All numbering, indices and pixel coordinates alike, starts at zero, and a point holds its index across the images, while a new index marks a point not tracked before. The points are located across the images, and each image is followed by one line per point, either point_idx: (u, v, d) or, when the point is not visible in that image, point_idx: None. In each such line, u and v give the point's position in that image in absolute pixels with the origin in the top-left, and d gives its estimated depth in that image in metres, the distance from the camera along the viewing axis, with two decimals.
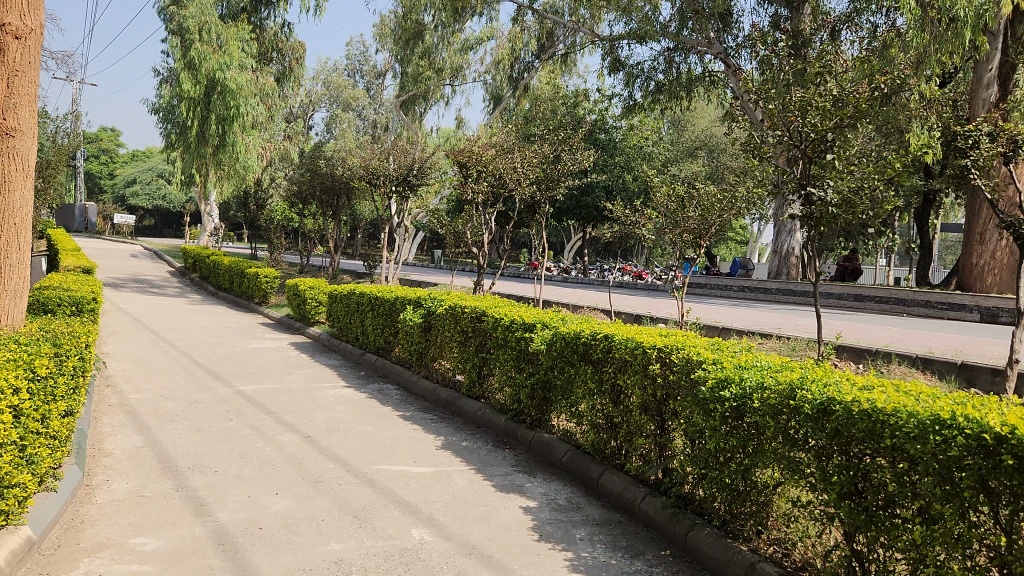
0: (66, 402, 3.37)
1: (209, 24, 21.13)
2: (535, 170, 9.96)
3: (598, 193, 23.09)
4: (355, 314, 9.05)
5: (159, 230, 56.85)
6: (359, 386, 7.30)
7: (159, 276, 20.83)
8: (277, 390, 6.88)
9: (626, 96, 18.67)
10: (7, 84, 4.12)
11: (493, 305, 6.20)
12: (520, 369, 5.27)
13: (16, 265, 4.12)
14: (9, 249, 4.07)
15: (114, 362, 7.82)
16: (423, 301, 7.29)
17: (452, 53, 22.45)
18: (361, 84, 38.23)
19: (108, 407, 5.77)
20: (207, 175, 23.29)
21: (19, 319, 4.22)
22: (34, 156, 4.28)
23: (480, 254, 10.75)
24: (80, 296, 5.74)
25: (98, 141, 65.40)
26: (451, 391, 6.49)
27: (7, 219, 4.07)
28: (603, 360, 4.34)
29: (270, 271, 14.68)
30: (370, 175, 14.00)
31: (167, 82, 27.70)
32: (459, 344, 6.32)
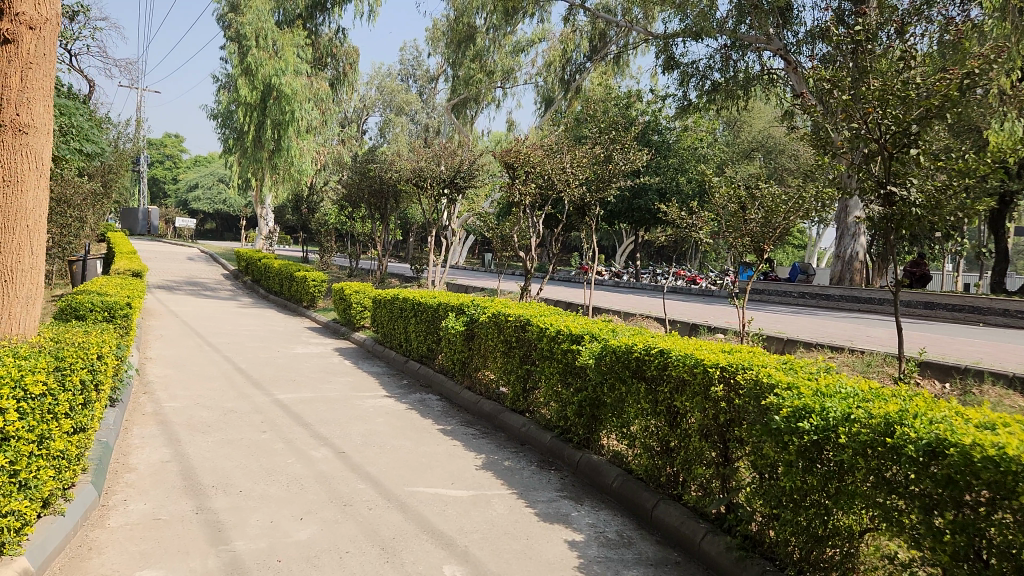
0: (72, 419, 3.13)
1: (266, 31, 21.35)
2: (585, 171, 9.57)
3: (651, 196, 22.57)
4: (399, 320, 8.78)
5: (219, 234, 58.05)
6: (400, 396, 7.00)
7: (213, 278, 21.01)
8: (316, 399, 6.61)
9: (682, 97, 18.16)
10: (21, 78, 3.97)
11: (539, 313, 5.85)
12: (567, 385, 4.91)
13: (28, 269, 3.99)
14: (20, 253, 3.94)
15: (156, 367, 7.69)
16: (466, 308, 6.98)
17: (503, 55, 22.15)
18: (414, 89, 38.32)
19: (141, 416, 5.57)
20: (262, 179, 23.46)
21: (33, 326, 4.09)
22: (49, 154, 4.14)
23: (529, 258, 10.39)
24: (112, 301, 5.54)
25: (161, 147, 67.19)
26: (495, 404, 6.15)
27: (19, 221, 3.94)
28: (658, 378, 3.94)
29: (319, 274, 14.56)
30: (419, 177, 13.78)
31: (225, 88, 28.11)
32: (503, 354, 5.98)
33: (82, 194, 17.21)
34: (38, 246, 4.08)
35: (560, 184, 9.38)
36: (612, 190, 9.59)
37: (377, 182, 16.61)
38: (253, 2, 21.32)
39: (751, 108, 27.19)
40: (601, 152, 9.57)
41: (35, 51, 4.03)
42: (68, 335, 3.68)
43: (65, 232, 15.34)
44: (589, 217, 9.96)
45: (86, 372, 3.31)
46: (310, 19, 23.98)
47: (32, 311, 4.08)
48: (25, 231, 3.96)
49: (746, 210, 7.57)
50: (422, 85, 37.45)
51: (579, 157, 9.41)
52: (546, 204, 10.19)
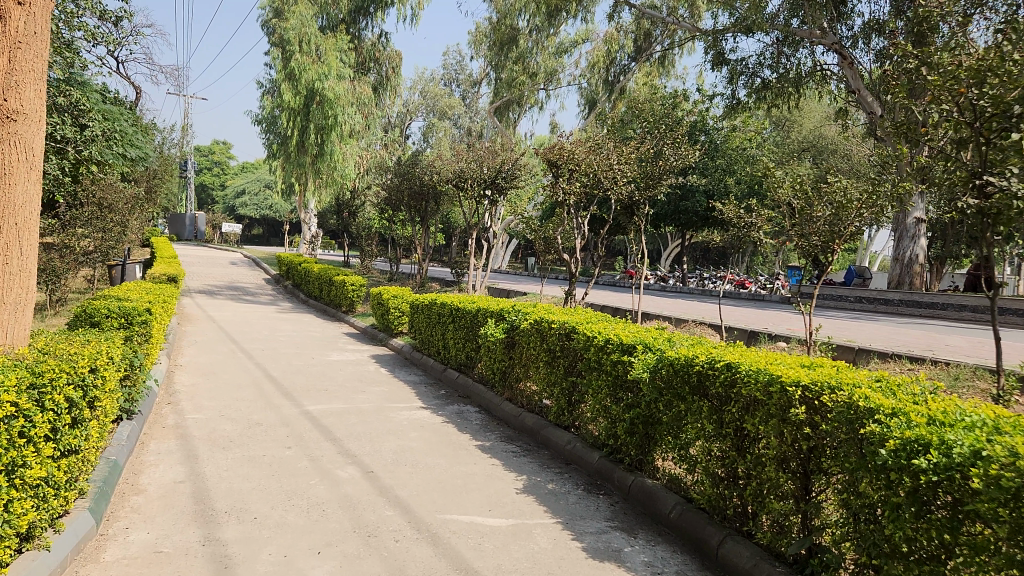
0: (52, 442, 2.75)
1: (309, 36, 21.30)
2: (634, 169, 9.05)
3: (698, 198, 21.91)
4: (437, 326, 8.37)
5: (266, 239, 58.70)
6: (436, 408, 6.58)
7: (255, 283, 20.95)
8: (347, 411, 6.23)
9: (730, 96, 17.52)
10: (8, 60, 3.62)
11: (585, 320, 5.37)
12: (617, 402, 4.43)
13: (16, 271, 3.67)
14: (8, 252, 3.62)
15: (185, 375, 7.41)
16: (506, 314, 6.54)
17: (547, 56, 21.72)
18: (457, 93, 38.07)
19: (161, 429, 5.24)
20: (305, 183, 23.37)
21: (23, 333, 3.77)
22: (40, 143, 3.81)
23: (572, 260, 9.92)
24: (129, 306, 5.21)
25: (209, 154, 68.29)
26: (538, 418, 5.69)
27: (7, 218, 3.62)
28: (724, 396, 3.44)
29: (357, 278, 14.29)
30: (460, 178, 13.41)
31: (269, 93, 28.21)
32: (546, 365, 5.52)
33: (124, 199, 17.23)
34: (28, 246, 3.77)
35: (606, 182, 8.86)
36: (662, 189, 9.05)
37: (418, 184, 16.29)
38: (297, 7, 21.35)
39: (801, 107, 26.30)
40: (650, 147, 9.01)
41: (25, 30, 3.70)
42: (61, 343, 3.33)
43: (108, 237, 15.36)
44: (637, 217, 9.43)
45: (74, 388, 2.95)
46: (353, 24, 24.25)
47: (22, 317, 3.75)
48: (13, 228, 3.64)
49: (810, 208, 6.92)
50: (465, 88, 37.18)
51: (625, 154, 8.88)
52: (591, 204, 9.71)
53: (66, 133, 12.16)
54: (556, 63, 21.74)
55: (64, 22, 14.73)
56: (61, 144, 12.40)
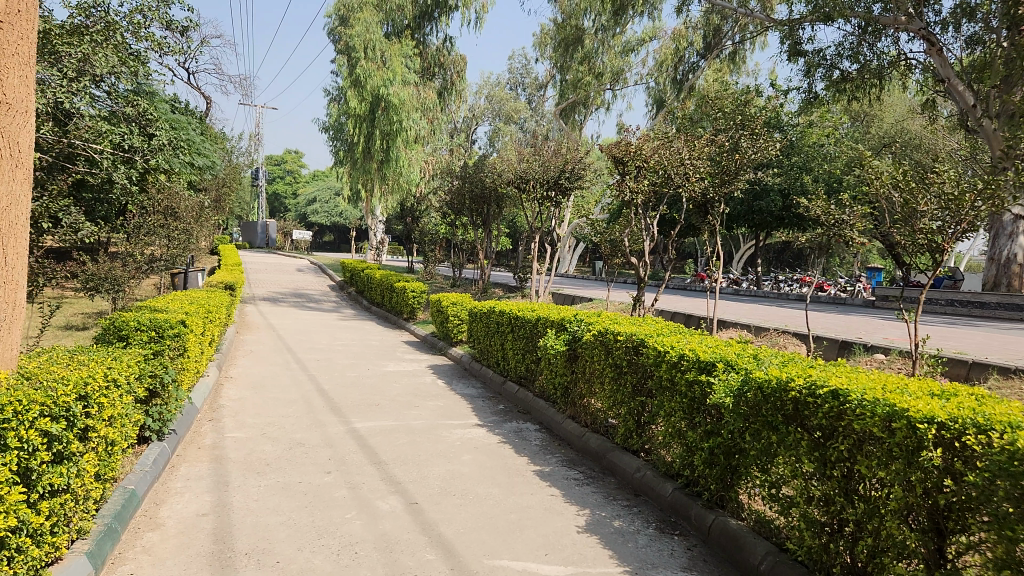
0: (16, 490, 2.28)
1: (374, 42, 21.33)
2: (707, 163, 8.35)
3: (773, 198, 20.95)
4: (496, 336, 7.89)
5: (336, 245, 59.51)
6: (493, 426, 6.07)
7: (320, 290, 20.93)
8: (397, 429, 5.79)
9: (807, 90, 16.47)
10: None
11: (655, 330, 4.78)
12: (693, 429, 3.83)
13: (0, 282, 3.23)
14: None
15: (234, 388, 7.12)
16: (568, 324, 6.00)
17: (613, 56, 21.03)
18: (523, 97, 37.60)
19: (197, 450, 4.88)
20: (372, 190, 23.34)
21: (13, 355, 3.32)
22: (27, 136, 3.38)
23: (640, 264, 9.29)
24: (159, 318, 4.82)
25: (283, 163, 69.74)
26: (603, 440, 5.11)
27: None
28: (829, 429, 2.82)
29: (418, 285, 13.96)
30: (521, 179, 12.97)
31: (336, 101, 28.34)
32: (612, 381, 4.96)
33: (191, 207, 17.37)
34: (12, 257, 3.32)
35: (677, 178, 8.19)
36: (740, 184, 8.20)
37: (481, 186, 15.87)
38: (362, 14, 21.42)
39: (881, 100, 24.90)
40: (726, 139, 8.27)
41: (8, 7, 3.24)
42: (49, 366, 2.88)
43: (175, 245, 15.49)
44: (711, 217, 8.54)
45: (49, 420, 2.48)
46: (418, 30, 24.20)
47: (8, 338, 3.28)
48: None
49: (915, 202, 5.77)
50: (531, 92, 36.71)
51: (696, 148, 8.21)
52: (661, 204, 9.07)
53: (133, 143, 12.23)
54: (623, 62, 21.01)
55: (132, 34, 14.93)
56: (128, 153, 12.49)
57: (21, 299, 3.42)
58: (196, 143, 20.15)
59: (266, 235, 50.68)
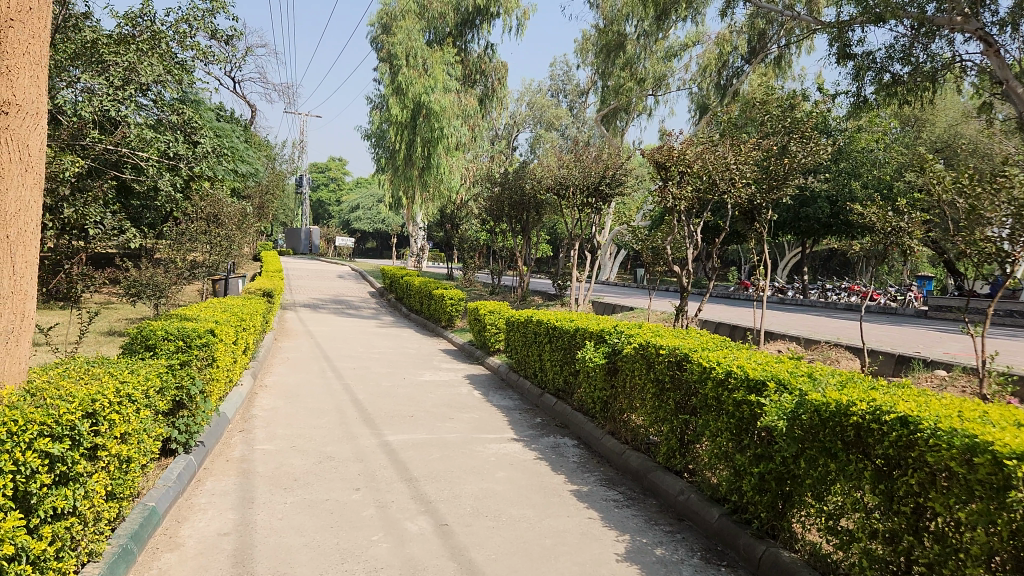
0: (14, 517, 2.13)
1: (416, 50, 21.43)
2: (754, 167, 8.03)
3: (820, 204, 20.40)
4: (533, 346, 7.67)
5: (378, 252, 59.90)
6: (529, 441, 5.85)
7: (360, 296, 20.95)
8: (430, 443, 5.60)
9: (855, 94, 15.88)
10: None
11: (701, 344, 4.53)
12: (741, 451, 3.57)
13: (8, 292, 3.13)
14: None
15: (267, 397, 7.01)
16: (607, 335, 5.76)
17: (655, 61, 20.70)
18: (564, 104, 37.38)
19: (224, 463, 4.76)
20: (413, 197, 23.32)
21: (23, 367, 3.22)
22: (38, 140, 3.30)
23: (683, 272, 9.01)
24: (187, 327, 4.69)
25: (326, 171, 70.56)
26: (644, 458, 4.86)
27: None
28: (899, 459, 2.56)
29: (457, 292, 13.81)
30: (561, 185, 12.76)
31: (378, 108, 28.47)
32: (654, 396, 4.71)
33: (234, 214, 17.53)
34: (22, 266, 3.22)
35: (722, 182, 7.86)
36: (790, 188, 7.85)
37: (520, 193, 15.70)
38: (404, 22, 21.51)
39: (935, 104, 24.11)
40: (774, 142, 7.93)
41: (19, 5, 3.17)
42: (58, 380, 2.73)
43: (217, 251, 15.60)
44: (758, 224, 8.15)
45: (51, 441, 2.32)
46: (459, 37, 24.24)
47: (17, 350, 3.18)
48: (3, 242, 3.10)
49: (981, 208, 5.40)
50: (572, 99, 36.44)
51: (742, 152, 7.92)
52: (705, 211, 8.77)
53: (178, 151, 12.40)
54: (666, 67, 20.66)
55: (178, 42, 15.20)
56: (172, 160, 12.72)
57: (31, 310, 3.33)
58: (239, 150, 20.37)
59: (309, 242, 51.26)
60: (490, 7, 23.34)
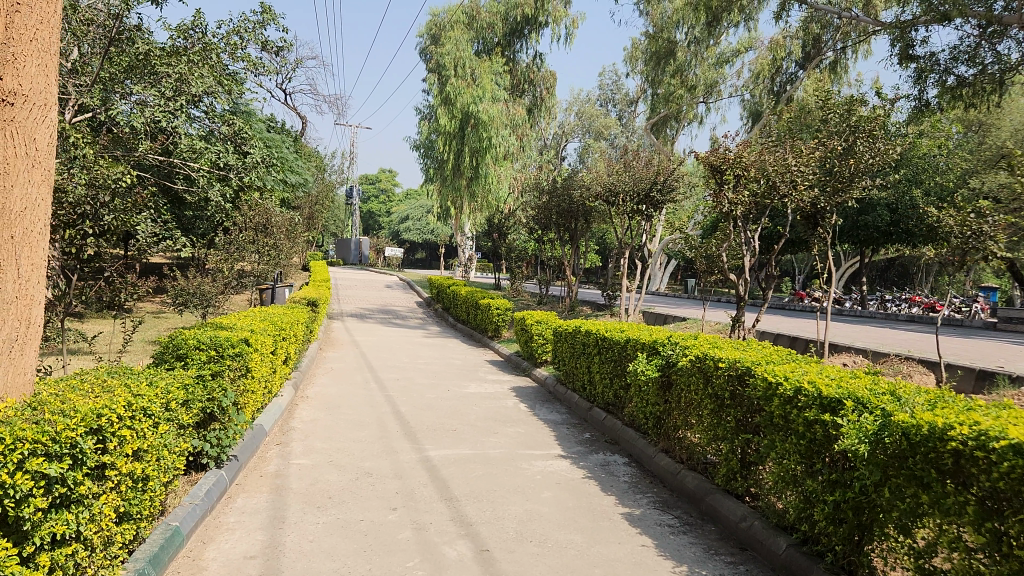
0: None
1: (464, 60, 21.43)
2: (816, 170, 7.59)
3: (880, 213, 19.65)
4: (582, 358, 7.36)
5: (428, 263, 60.15)
6: (578, 458, 5.54)
7: (408, 306, 20.88)
8: (473, 460, 5.33)
9: (917, 98, 14.97)
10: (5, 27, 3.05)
11: (764, 356, 4.17)
12: (813, 476, 3.21)
13: (13, 297, 3.03)
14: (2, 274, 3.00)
15: (308, 408, 6.83)
16: (661, 347, 5.42)
17: (706, 68, 20.24)
18: (613, 114, 36.96)
19: (258, 478, 4.55)
20: (461, 207, 23.22)
21: (29, 377, 3.11)
22: (45, 135, 3.23)
23: (739, 280, 8.59)
24: (219, 336, 4.50)
25: (377, 182, 71.33)
26: (701, 480, 4.51)
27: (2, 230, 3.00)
28: (1011, 495, 2.19)
29: (503, 302, 13.56)
30: (610, 193, 12.44)
31: (426, 119, 28.50)
32: (712, 413, 4.37)
33: (283, 224, 17.64)
34: (28, 269, 3.12)
35: (782, 185, 7.42)
36: (855, 192, 7.49)
37: (568, 200, 15.38)
38: (453, 33, 21.53)
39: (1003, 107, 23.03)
40: (838, 142, 7.48)
41: None
42: (67, 393, 2.53)
43: (265, 261, 15.67)
44: (822, 228, 7.67)
45: (47, 462, 2.10)
46: (508, 47, 24.18)
47: (21, 360, 3.06)
48: (7, 243, 3.01)
49: None
50: (621, 108, 36.01)
51: (803, 154, 7.48)
52: (762, 216, 8.33)
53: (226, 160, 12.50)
54: (718, 73, 20.18)
55: (229, 54, 15.41)
56: (223, 171, 13.15)
57: (39, 316, 3.22)
58: (289, 160, 20.54)
59: (359, 252, 51.74)
60: (538, 17, 23.19)
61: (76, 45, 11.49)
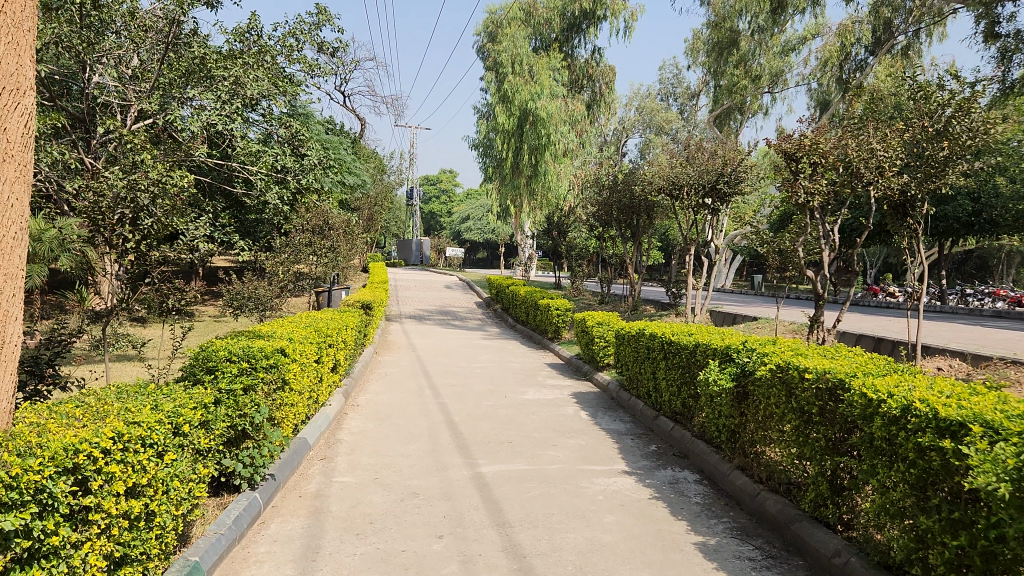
0: None
1: (522, 56, 21.11)
2: (903, 154, 6.87)
3: (962, 203, 18.47)
4: (646, 363, 6.87)
5: (489, 262, 60.17)
6: (644, 474, 5.07)
7: (467, 307, 20.59)
8: (529, 477, 4.91)
9: (1003, 80, 13.92)
10: None
11: (858, 366, 3.64)
12: (925, 514, 2.68)
13: None
14: None
15: (358, 418, 6.53)
16: (735, 353, 4.91)
17: (772, 57, 19.35)
18: (674, 108, 36.09)
19: (296, 500, 4.23)
20: (521, 206, 22.84)
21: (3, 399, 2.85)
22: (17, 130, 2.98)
23: (816, 277, 7.96)
24: (253, 347, 4.19)
25: (438, 183, 71.61)
26: (784, 504, 4.00)
27: None
28: None
29: (563, 302, 13.10)
30: (673, 186, 11.86)
31: (485, 118, 28.26)
32: (797, 430, 3.85)
33: (341, 226, 17.57)
34: None
35: (866, 172, 6.75)
36: (951, 178, 6.62)
37: (630, 195, 14.81)
38: (510, 30, 21.23)
39: None
40: (929, 122, 6.74)
41: None
42: (47, 426, 2.20)
43: (322, 263, 15.55)
44: (912, 219, 6.88)
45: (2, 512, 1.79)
46: (566, 43, 23.74)
47: None
48: None
49: None
50: (682, 102, 35.10)
51: (889, 137, 6.80)
52: (842, 207, 7.64)
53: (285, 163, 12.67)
54: (784, 62, 19.41)
55: (286, 56, 15.39)
56: (280, 174, 13.08)
57: (15, 333, 2.97)
58: (347, 162, 20.52)
59: (420, 253, 52.07)
60: (596, 11, 22.69)
61: (133, 50, 11.60)
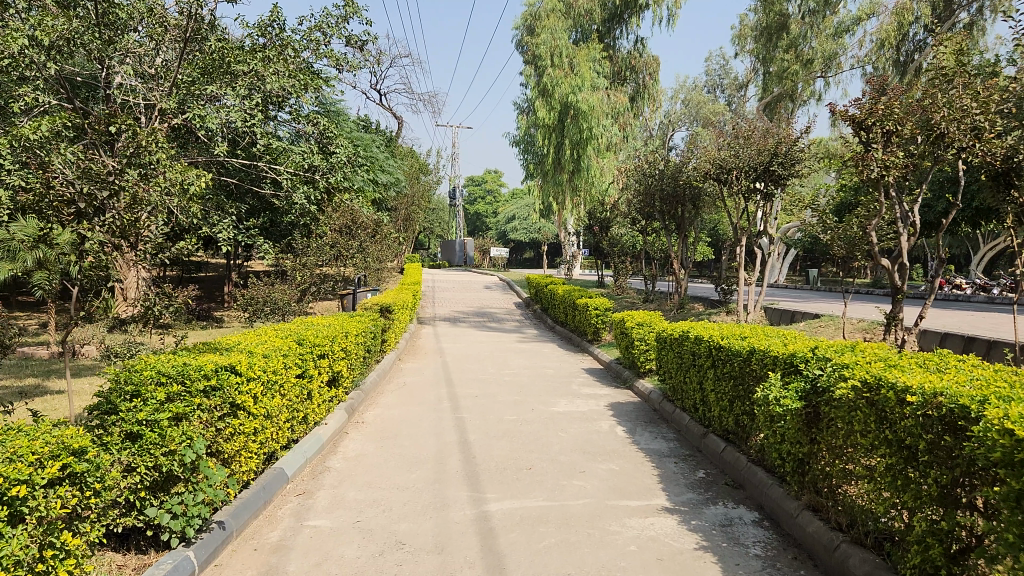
0: None
1: (561, 48, 20.28)
2: (1001, 115, 5.75)
3: None
4: (692, 371, 5.88)
5: (535, 262, 59.35)
6: (690, 513, 4.09)
7: (505, 308, 19.74)
8: (547, 517, 3.99)
9: None
10: None
11: (983, 385, 2.63)
12: None
13: None
14: None
15: (357, 439, 5.70)
16: (804, 365, 3.91)
17: (825, 39, 17.77)
18: (723, 99, 34.77)
19: (248, 555, 3.38)
20: (562, 202, 21.93)
21: None
22: None
23: (891, 267, 6.86)
24: (191, 365, 3.37)
25: (482, 184, 70.99)
26: (875, 564, 3.00)
27: None
28: None
29: (603, 301, 12.12)
30: (721, 170, 10.78)
31: (524, 114, 27.32)
32: (894, 469, 2.85)
33: (372, 227, 16.84)
34: None
35: (958, 135, 5.62)
36: None
37: (674, 184, 13.71)
38: (548, 20, 20.40)
39: None
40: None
41: None
42: None
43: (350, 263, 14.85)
44: (1017, 191, 5.51)
45: None
46: (607, 34, 22.75)
47: None
48: None
49: None
50: (729, 94, 33.68)
51: (983, 95, 5.70)
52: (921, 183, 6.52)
53: (313, 161, 12.11)
54: (838, 45, 17.81)
55: (312, 51, 14.80)
56: (309, 173, 12.17)
57: None
58: (380, 160, 19.84)
59: (464, 253, 51.38)
60: None
61: (155, 49, 10.82)
